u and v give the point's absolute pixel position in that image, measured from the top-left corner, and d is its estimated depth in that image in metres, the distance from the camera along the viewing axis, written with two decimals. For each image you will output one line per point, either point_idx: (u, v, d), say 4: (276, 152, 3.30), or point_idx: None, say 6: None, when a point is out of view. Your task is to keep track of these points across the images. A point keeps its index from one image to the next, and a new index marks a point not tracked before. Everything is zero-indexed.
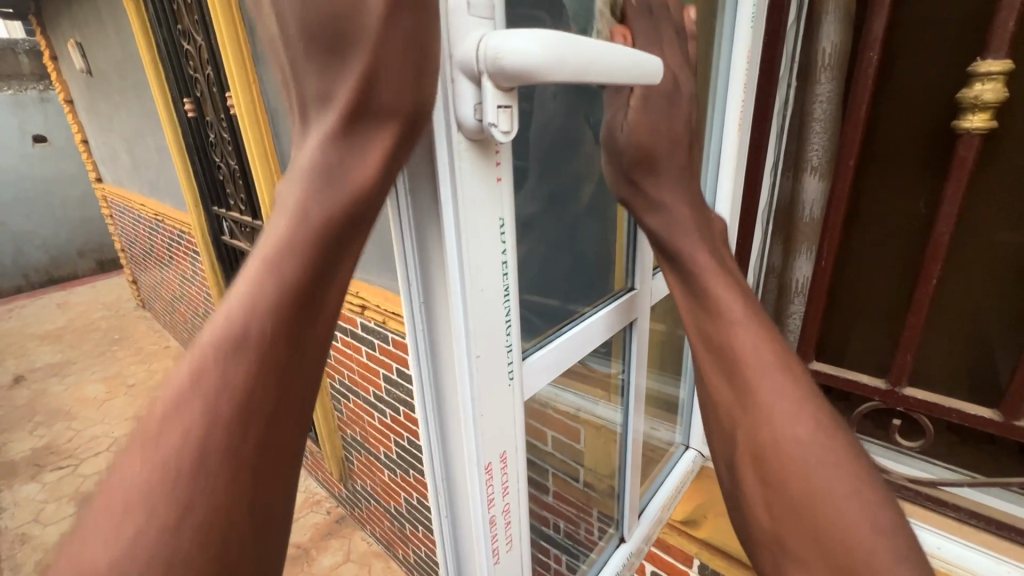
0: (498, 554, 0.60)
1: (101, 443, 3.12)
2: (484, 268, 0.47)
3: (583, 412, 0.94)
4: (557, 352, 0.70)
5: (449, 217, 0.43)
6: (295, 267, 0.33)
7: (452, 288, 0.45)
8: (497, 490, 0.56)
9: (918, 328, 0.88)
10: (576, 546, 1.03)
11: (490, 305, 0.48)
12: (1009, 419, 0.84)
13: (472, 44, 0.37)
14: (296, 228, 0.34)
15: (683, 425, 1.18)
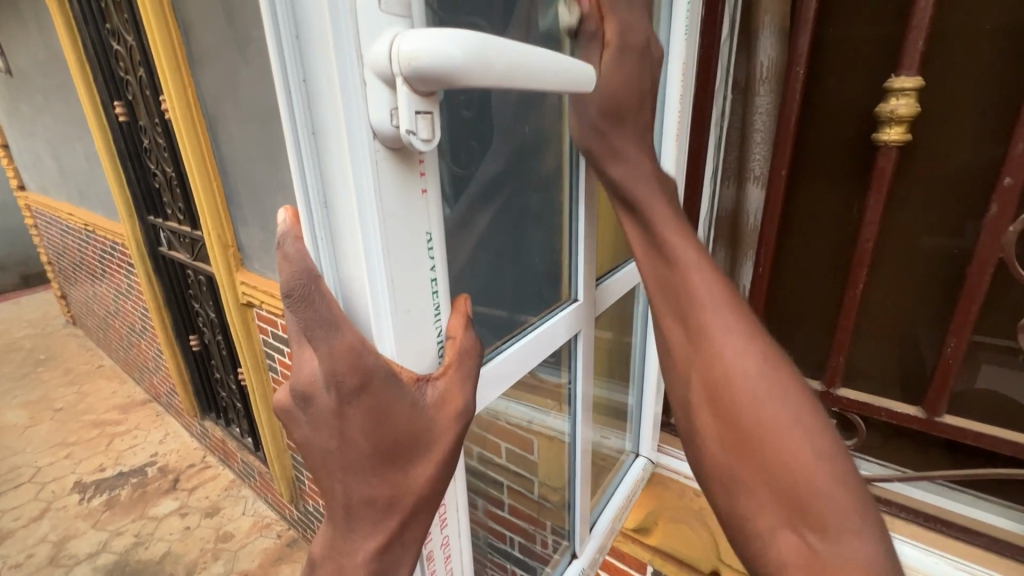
0: None
1: (23, 475, 2.85)
2: (412, 295, 0.38)
3: (535, 423, 0.92)
4: (512, 359, 0.69)
5: (366, 236, 0.34)
6: (389, 428, 0.34)
7: (373, 324, 0.36)
8: (434, 538, 0.50)
9: (849, 330, 0.92)
10: (529, 559, 1.02)
11: (421, 341, 0.39)
12: (930, 415, 0.88)
13: (384, 43, 0.30)
14: (350, 368, 0.32)
15: (632, 432, 1.19)
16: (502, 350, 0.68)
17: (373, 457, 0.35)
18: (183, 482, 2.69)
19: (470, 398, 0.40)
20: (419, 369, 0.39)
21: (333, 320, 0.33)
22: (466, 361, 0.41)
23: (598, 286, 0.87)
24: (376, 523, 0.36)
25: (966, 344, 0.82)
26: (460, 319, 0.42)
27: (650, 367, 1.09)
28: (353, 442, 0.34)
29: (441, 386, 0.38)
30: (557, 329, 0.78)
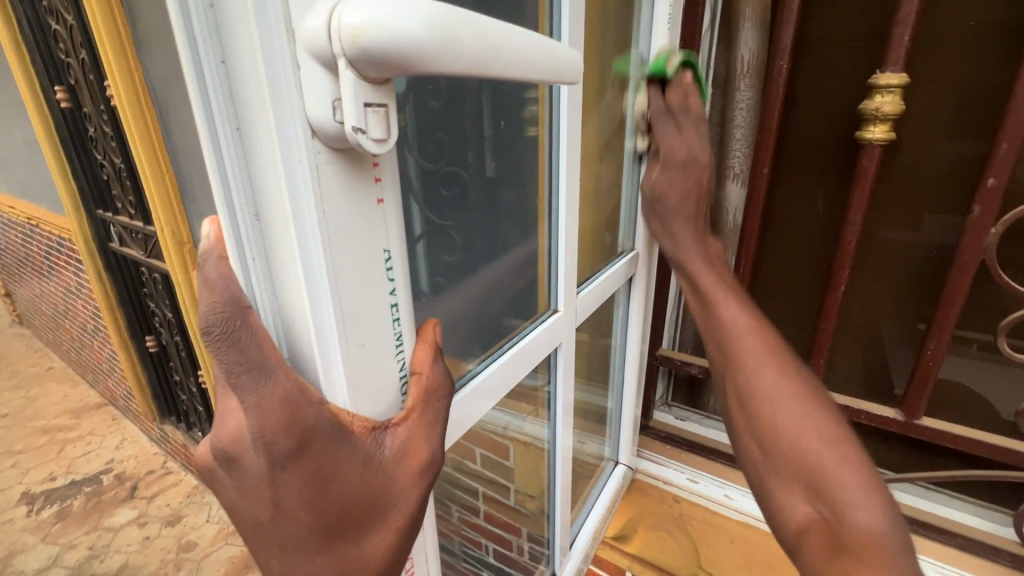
0: None
1: None
2: (368, 326, 0.31)
3: (512, 427, 0.86)
4: (490, 380, 0.62)
5: (307, 259, 0.28)
6: (335, 496, 0.28)
7: (320, 367, 0.30)
8: None
9: (829, 332, 0.90)
10: (509, 568, 0.97)
11: (381, 387, 0.33)
12: (909, 418, 0.88)
13: (320, 17, 0.24)
14: (281, 423, 0.26)
15: (613, 438, 1.16)
16: (477, 370, 0.62)
17: (314, 535, 0.28)
18: (142, 489, 2.54)
19: (437, 449, 0.34)
20: (376, 416, 0.33)
21: (262, 360, 0.27)
22: (432, 404, 0.35)
23: (581, 292, 0.81)
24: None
25: (945, 346, 0.81)
26: (428, 346, 0.36)
27: (630, 368, 1.05)
28: (289, 515, 0.27)
29: (401, 436, 0.32)
30: (537, 342, 0.72)
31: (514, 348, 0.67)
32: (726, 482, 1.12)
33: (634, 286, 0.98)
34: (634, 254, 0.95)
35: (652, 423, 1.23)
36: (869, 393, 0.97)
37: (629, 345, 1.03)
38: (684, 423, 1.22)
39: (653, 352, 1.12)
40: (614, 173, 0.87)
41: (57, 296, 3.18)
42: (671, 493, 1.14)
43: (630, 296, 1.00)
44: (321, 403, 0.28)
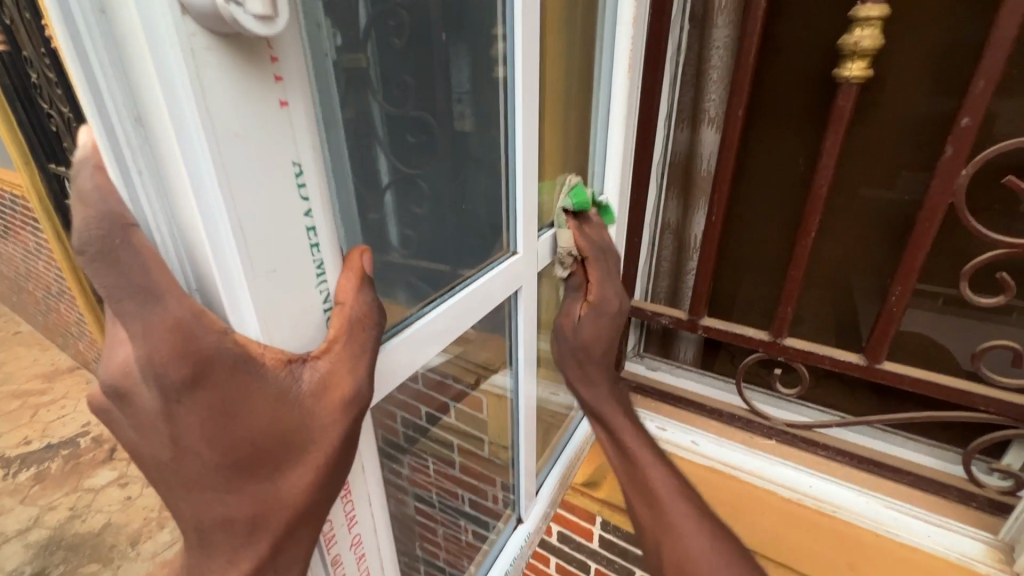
0: None
1: None
2: (278, 251, 0.29)
3: (482, 380, 0.88)
4: (438, 323, 0.56)
5: (194, 170, 0.25)
6: (240, 428, 0.28)
7: (222, 292, 0.28)
8: (340, 540, 0.40)
9: (798, 279, 0.90)
10: (481, 514, 1.00)
11: (300, 321, 0.32)
12: (872, 362, 0.89)
13: None
14: (171, 352, 0.25)
15: (582, 388, 1.16)
16: (425, 311, 0.55)
17: (223, 470, 0.28)
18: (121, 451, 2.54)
19: (364, 382, 0.34)
20: (294, 348, 0.32)
21: (149, 286, 0.25)
22: (358, 334, 0.34)
23: (542, 236, 0.76)
24: (235, 554, 0.30)
25: (910, 291, 0.82)
26: (355, 275, 0.35)
27: None
28: (191, 453, 0.27)
29: (322, 368, 0.32)
30: (496, 285, 0.66)
31: (471, 288, 0.62)
32: (693, 428, 1.08)
33: None
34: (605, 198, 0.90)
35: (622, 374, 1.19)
36: (841, 340, 0.98)
37: None
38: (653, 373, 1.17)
39: None
40: (581, 119, 0.85)
41: (19, 256, 3.03)
42: None
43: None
44: (220, 334, 0.27)
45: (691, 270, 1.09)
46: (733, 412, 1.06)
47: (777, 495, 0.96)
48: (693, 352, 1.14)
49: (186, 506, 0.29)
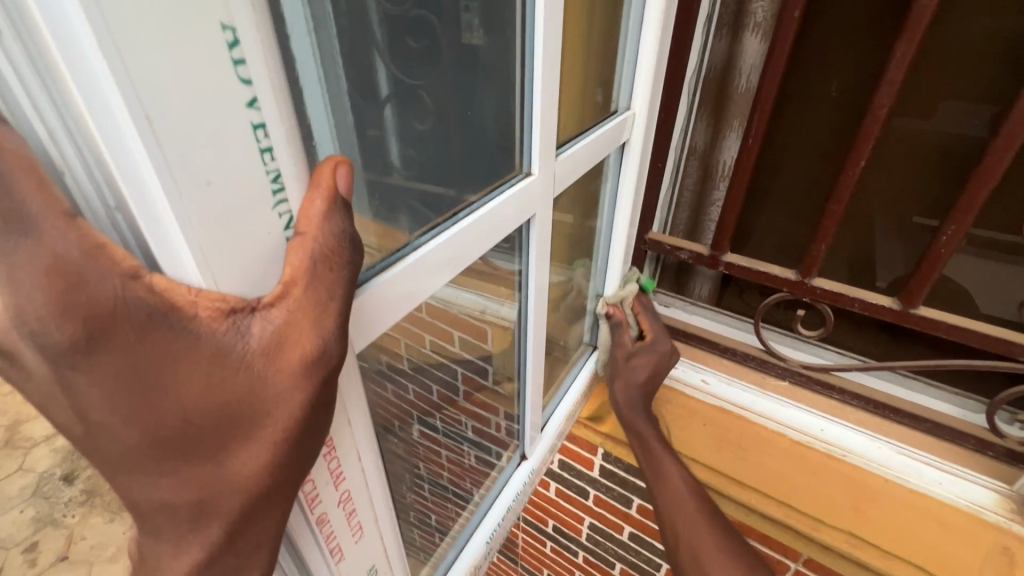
0: (342, 550, 0.42)
1: None
2: (208, 154, 0.25)
3: (489, 311, 0.82)
4: (440, 253, 0.49)
5: (67, 29, 0.19)
6: (164, 397, 0.25)
7: (135, 202, 0.23)
8: (325, 500, 0.38)
9: (838, 216, 0.81)
10: (484, 440, 1.00)
11: (255, 255, 0.29)
12: (906, 307, 0.82)
13: None
14: (48, 308, 0.21)
15: (590, 323, 1.09)
16: (420, 241, 0.47)
17: (150, 450, 0.26)
18: None
19: (332, 339, 0.30)
20: (245, 293, 0.29)
21: (11, 206, 0.20)
22: (323, 276, 0.30)
23: (561, 155, 0.66)
24: (184, 540, 0.28)
25: (964, 231, 0.73)
26: (323, 195, 0.30)
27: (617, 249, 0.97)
28: (104, 428, 0.24)
29: (275, 320, 0.28)
30: (504, 210, 0.57)
31: (474, 217, 0.53)
32: (702, 367, 1.04)
33: (629, 153, 0.85)
34: (628, 114, 0.80)
35: None
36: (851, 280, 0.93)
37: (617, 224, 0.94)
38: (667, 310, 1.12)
39: (641, 236, 1.02)
40: (610, 19, 0.72)
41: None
42: None
43: (619, 184, 0.89)
44: (123, 280, 0.23)
45: (716, 202, 1.01)
46: (748, 352, 1.02)
47: (786, 437, 0.94)
48: (710, 289, 1.08)
49: (124, 494, 0.27)
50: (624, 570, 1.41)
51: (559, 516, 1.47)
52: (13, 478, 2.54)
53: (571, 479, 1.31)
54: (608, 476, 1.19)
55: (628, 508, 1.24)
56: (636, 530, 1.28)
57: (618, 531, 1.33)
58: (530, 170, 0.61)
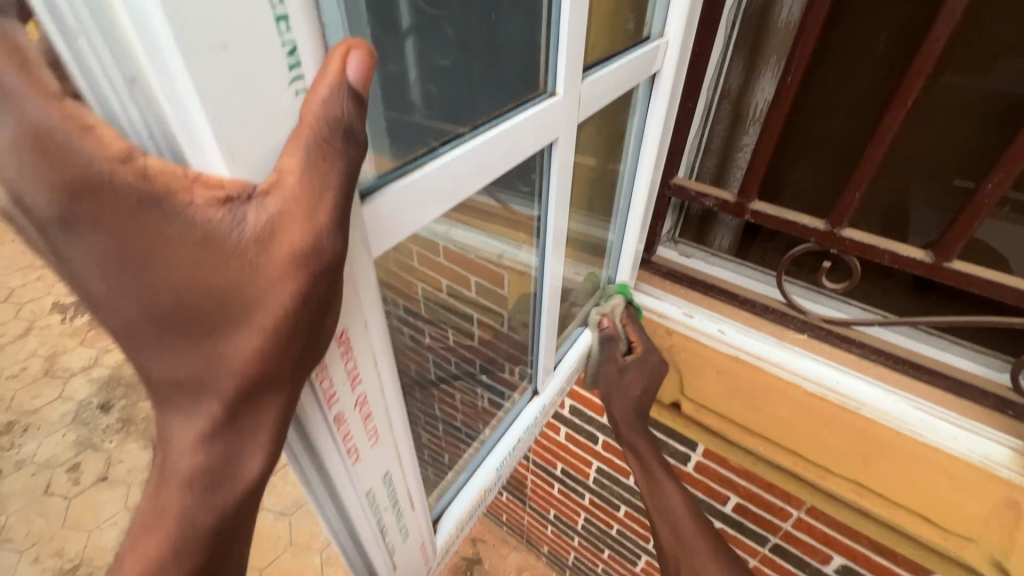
0: (359, 453, 0.44)
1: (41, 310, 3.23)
2: (221, 17, 0.24)
3: (505, 257, 0.85)
4: (459, 166, 0.46)
5: None
6: (155, 273, 0.27)
7: (150, 60, 0.24)
8: (339, 398, 0.38)
9: (876, 161, 0.78)
10: (496, 385, 1.02)
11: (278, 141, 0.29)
12: (938, 259, 0.79)
13: None
14: (45, 171, 0.24)
15: (609, 262, 1.06)
16: (439, 151, 0.45)
17: (149, 322, 0.29)
18: None
19: (324, 232, 0.30)
20: (262, 175, 0.30)
21: None
22: (317, 167, 0.29)
23: (586, 80, 0.62)
24: (192, 407, 0.32)
25: (1013, 178, 0.69)
26: (329, 82, 0.28)
27: (638, 200, 0.94)
28: (103, 289, 0.27)
29: (269, 209, 0.29)
30: (527, 131, 0.53)
31: (496, 128, 0.49)
32: (718, 317, 1.01)
33: (657, 87, 0.80)
34: (662, 41, 0.75)
35: (653, 259, 1.11)
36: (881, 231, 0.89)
37: (640, 172, 0.90)
38: (688, 260, 1.10)
39: (665, 181, 0.99)
40: None
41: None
42: (663, 325, 1.04)
43: (644, 127, 0.85)
44: (112, 162, 0.25)
45: (746, 147, 0.98)
46: (767, 304, 1.00)
47: (800, 388, 0.91)
48: (730, 241, 1.11)
49: (145, 368, 0.31)
50: (629, 512, 1.47)
51: (568, 459, 1.52)
52: (55, 404, 2.71)
53: (581, 423, 1.34)
54: None
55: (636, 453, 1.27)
56: None
57: (624, 476, 1.37)
58: (557, 91, 0.57)
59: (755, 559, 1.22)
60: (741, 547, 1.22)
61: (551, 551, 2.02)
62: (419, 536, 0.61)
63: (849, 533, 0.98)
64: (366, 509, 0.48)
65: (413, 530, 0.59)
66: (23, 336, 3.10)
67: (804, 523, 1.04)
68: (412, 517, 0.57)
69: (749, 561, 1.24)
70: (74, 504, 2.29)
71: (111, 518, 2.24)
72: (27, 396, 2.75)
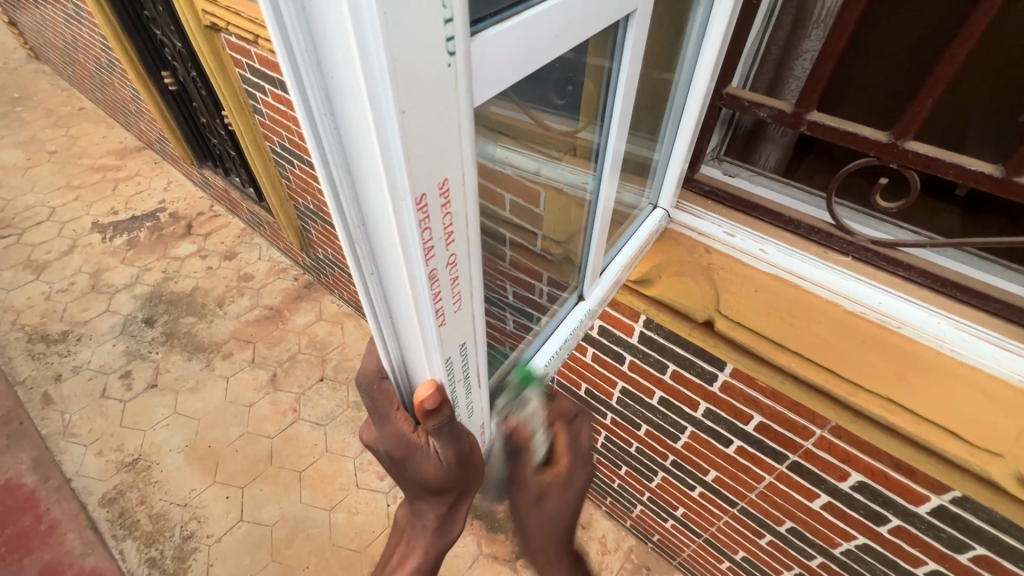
0: (445, 317, 0.47)
1: (85, 231, 3.37)
2: None
3: (544, 171, 0.83)
4: (547, 24, 0.43)
5: None
6: None
7: None
8: (436, 257, 0.41)
9: (956, 63, 0.72)
10: (528, 308, 0.96)
11: (419, 16, 0.28)
12: (1009, 176, 0.75)
13: None
14: None
15: (655, 183, 1.03)
16: (532, 1, 0.42)
17: None
18: (198, 229, 3.35)
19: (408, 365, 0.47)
20: (409, 17, 0.28)
21: None
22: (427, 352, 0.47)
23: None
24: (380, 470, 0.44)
25: None
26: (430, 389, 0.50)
27: (690, 114, 0.90)
28: None
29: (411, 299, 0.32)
30: None
31: None
32: (763, 237, 1.02)
33: None
34: None
35: (696, 177, 1.08)
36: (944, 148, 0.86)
37: (695, 81, 0.86)
38: (733, 180, 1.07)
39: (718, 91, 0.94)
40: None
41: (93, 29, 3.06)
42: (703, 245, 1.05)
43: (707, 30, 0.80)
44: None
45: (807, 53, 0.92)
46: (813, 225, 0.98)
47: (840, 307, 0.93)
48: (776, 160, 1.07)
49: None
50: (649, 431, 1.53)
51: (592, 380, 1.57)
52: (103, 317, 2.87)
53: (610, 344, 1.37)
54: (647, 342, 1.25)
55: (662, 373, 1.30)
56: (667, 396, 1.35)
57: (648, 396, 1.42)
58: None
59: (772, 476, 1.27)
60: (758, 464, 1.27)
61: None
62: (481, 415, 0.65)
63: (870, 452, 1.00)
64: (444, 374, 0.51)
65: (477, 408, 0.63)
66: (68, 253, 3.24)
67: (825, 441, 1.07)
68: (478, 394, 0.60)
69: (765, 478, 1.29)
70: (128, 407, 2.49)
71: (162, 421, 2.43)
72: (77, 309, 2.92)
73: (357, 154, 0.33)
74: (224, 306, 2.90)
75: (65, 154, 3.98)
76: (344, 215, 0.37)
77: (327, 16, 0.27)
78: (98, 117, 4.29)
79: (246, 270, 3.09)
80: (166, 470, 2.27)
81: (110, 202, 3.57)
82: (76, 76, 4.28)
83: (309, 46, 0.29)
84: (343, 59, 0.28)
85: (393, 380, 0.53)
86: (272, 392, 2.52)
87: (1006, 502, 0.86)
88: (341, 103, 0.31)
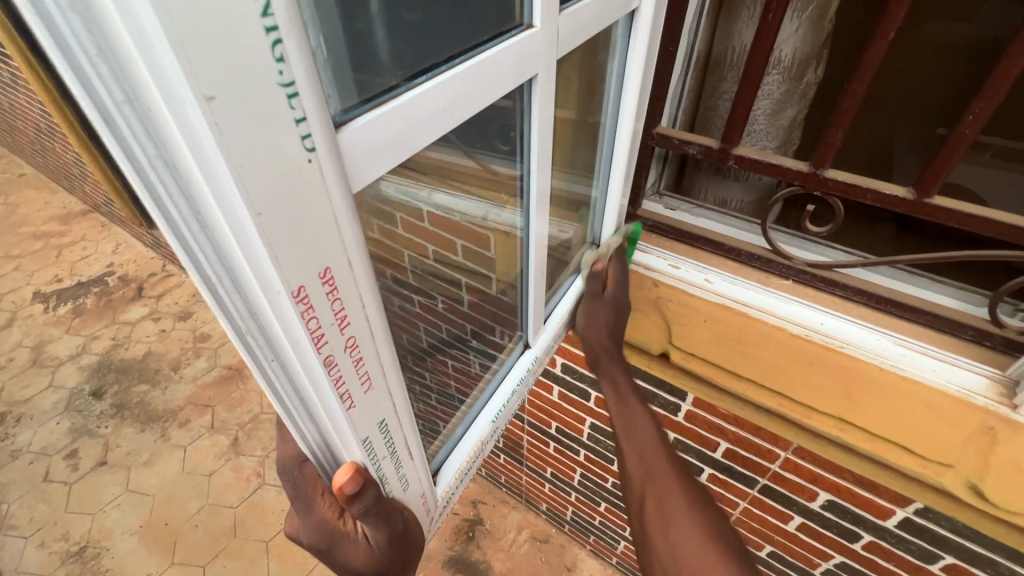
0: (354, 398, 0.45)
1: (24, 302, 3.19)
2: None
3: (491, 217, 0.85)
4: (433, 100, 0.43)
5: None
6: None
7: None
8: (330, 343, 0.40)
9: (857, 98, 0.77)
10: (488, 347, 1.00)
11: (262, 124, 0.28)
12: (920, 197, 0.80)
13: None
14: None
15: (594, 224, 1.04)
16: (416, 81, 0.43)
17: None
18: (149, 291, 3.22)
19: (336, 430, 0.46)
20: (254, 127, 0.28)
21: None
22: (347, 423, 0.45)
23: (565, 13, 0.60)
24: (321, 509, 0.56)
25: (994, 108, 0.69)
26: (347, 469, 0.49)
27: (620, 150, 0.91)
28: None
29: None
30: (506, 59, 0.51)
31: (472, 61, 0.47)
32: (706, 267, 1.03)
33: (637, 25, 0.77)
34: None
35: (639, 213, 1.11)
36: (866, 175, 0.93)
37: (620, 124, 0.88)
38: (674, 213, 1.10)
39: (649, 131, 0.97)
40: None
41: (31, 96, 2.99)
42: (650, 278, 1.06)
43: (624, 77, 0.82)
44: None
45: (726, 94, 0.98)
46: (753, 252, 1.01)
47: (786, 331, 0.94)
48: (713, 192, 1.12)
49: None
50: None
51: (562, 418, 1.55)
52: (46, 393, 2.69)
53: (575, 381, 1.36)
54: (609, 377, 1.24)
55: None
56: None
57: None
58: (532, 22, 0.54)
59: (745, 501, 1.26)
60: (731, 490, 1.26)
61: (549, 509, 2.07)
62: (420, 487, 0.64)
63: (833, 470, 1.01)
64: (363, 455, 0.50)
65: (413, 479, 0.60)
66: (6, 327, 3.05)
67: (791, 463, 1.07)
68: (411, 466, 0.58)
69: (740, 504, 1.28)
70: (75, 489, 2.30)
71: (113, 500, 2.25)
72: (16, 387, 2.73)
73: (228, 250, 0.32)
74: (180, 369, 2.77)
75: (3, 223, 3.80)
76: (229, 312, 0.35)
77: (165, 127, 0.26)
78: (40, 184, 4.15)
79: (202, 329, 2.97)
80: (118, 556, 2.09)
81: (53, 269, 3.41)
82: (16, 143, 4.15)
83: (159, 151, 0.27)
84: (189, 167, 0.28)
85: (316, 462, 0.51)
86: (233, 458, 2.39)
87: (965, 509, 0.87)
88: (201, 204, 0.30)
